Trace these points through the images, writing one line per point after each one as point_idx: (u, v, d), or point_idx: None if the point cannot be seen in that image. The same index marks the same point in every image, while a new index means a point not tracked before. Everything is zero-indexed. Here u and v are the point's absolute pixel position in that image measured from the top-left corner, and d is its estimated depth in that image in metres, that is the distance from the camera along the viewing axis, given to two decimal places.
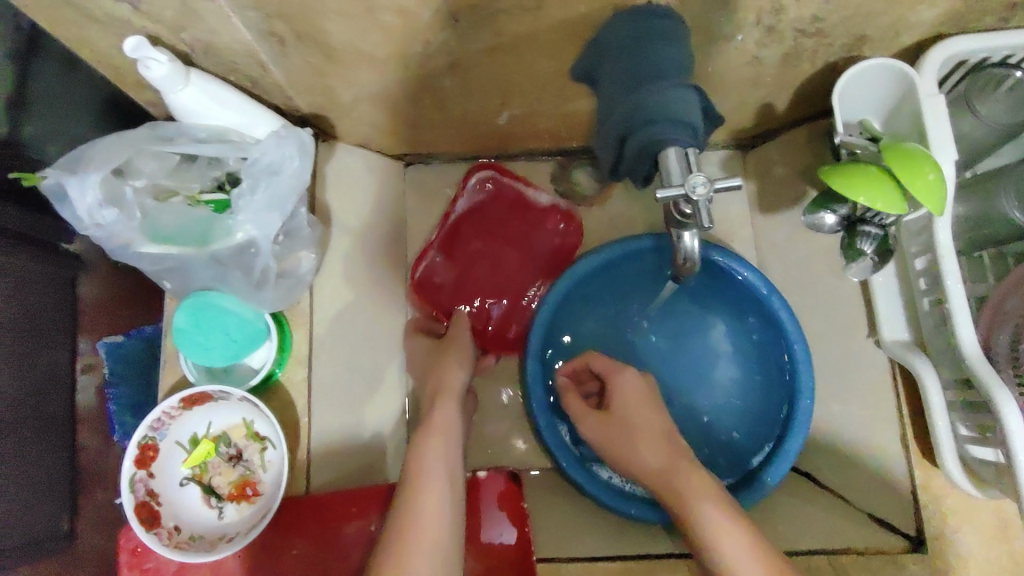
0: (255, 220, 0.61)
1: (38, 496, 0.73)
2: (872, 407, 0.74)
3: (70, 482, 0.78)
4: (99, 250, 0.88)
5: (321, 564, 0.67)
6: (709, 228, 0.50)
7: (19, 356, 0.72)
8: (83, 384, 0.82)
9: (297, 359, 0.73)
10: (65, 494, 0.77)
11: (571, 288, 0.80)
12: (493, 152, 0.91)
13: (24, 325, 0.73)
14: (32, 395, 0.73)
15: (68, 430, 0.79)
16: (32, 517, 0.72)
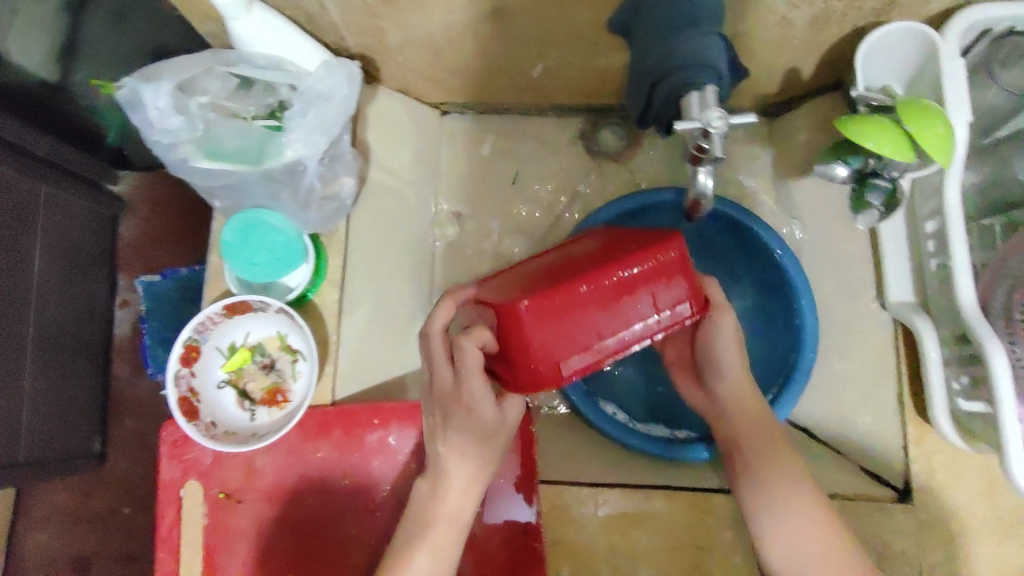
0: (304, 141, 0.66)
1: (70, 415, 1.09)
2: (874, 366, 0.77)
3: (95, 397, 1.16)
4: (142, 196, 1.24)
5: (345, 467, 0.73)
6: (720, 159, 0.53)
7: (68, 286, 1.07)
8: (119, 317, 1.21)
9: (331, 282, 0.77)
10: (92, 413, 1.15)
11: None
12: (526, 107, 0.94)
13: (70, 256, 1.07)
14: (75, 327, 1.09)
15: (102, 354, 1.18)
16: (64, 435, 1.08)
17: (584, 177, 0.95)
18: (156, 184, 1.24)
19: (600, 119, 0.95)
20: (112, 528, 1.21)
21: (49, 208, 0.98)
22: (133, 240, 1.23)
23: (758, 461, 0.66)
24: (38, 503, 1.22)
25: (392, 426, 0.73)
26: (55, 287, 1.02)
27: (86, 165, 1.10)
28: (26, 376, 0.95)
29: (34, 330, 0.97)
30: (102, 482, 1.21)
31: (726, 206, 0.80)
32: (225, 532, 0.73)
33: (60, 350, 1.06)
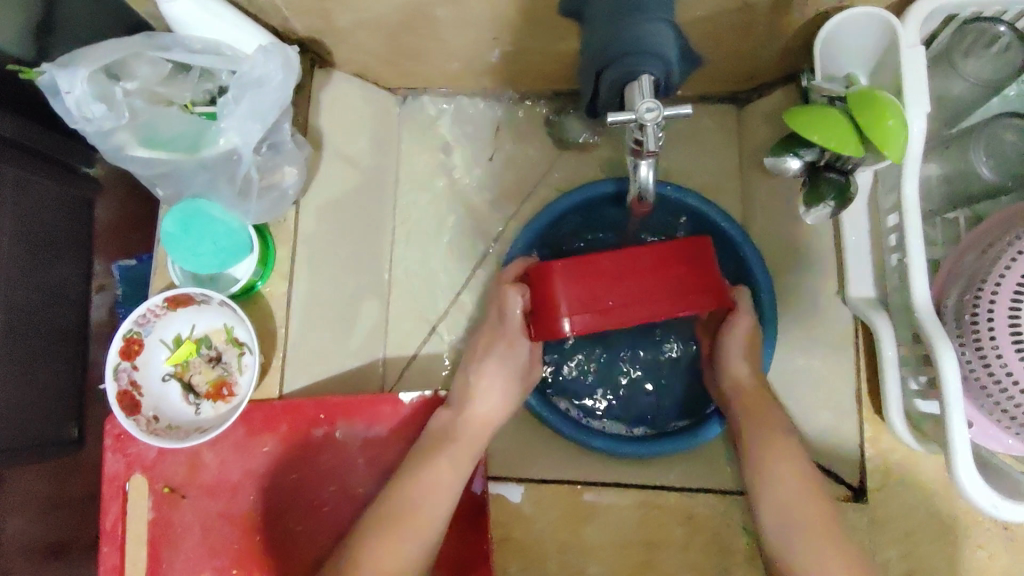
0: (238, 130, 0.63)
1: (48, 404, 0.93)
2: (834, 362, 0.75)
3: (78, 392, 0.99)
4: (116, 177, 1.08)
5: (292, 462, 0.72)
6: (657, 152, 0.52)
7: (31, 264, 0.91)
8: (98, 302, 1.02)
9: (280, 274, 0.76)
10: (72, 408, 0.98)
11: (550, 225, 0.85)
12: (488, 91, 0.91)
13: (41, 236, 0.93)
14: (49, 305, 0.94)
15: (78, 342, 0.99)
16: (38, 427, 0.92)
17: (548, 165, 0.92)
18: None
19: (566, 104, 0.92)
20: None
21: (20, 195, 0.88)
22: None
23: (751, 423, 0.70)
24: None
25: (340, 421, 0.73)
26: (28, 281, 0.92)
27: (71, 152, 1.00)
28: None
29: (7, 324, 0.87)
30: None
31: (686, 196, 0.82)
32: (170, 526, 0.72)
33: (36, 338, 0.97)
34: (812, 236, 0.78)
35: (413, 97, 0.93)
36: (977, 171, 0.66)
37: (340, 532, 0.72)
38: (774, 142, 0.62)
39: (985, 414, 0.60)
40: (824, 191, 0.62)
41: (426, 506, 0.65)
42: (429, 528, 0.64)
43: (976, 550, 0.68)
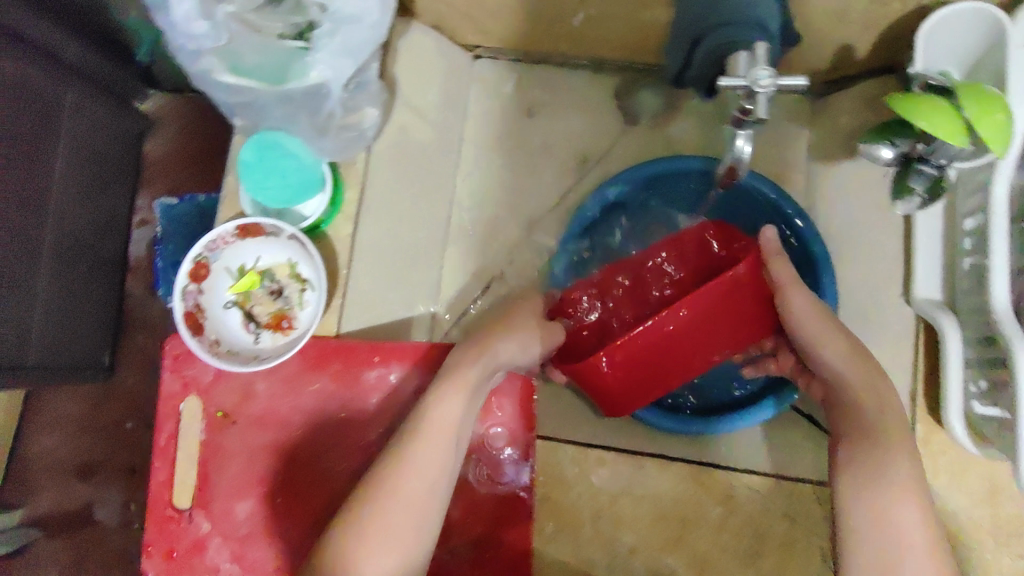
0: (329, 64, 0.64)
1: (92, 327, 1.17)
2: (889, 361, 0.74)
3: (116, 311, 1.23)
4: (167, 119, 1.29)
5: (341, 400, 0.73)
6: (764, 122, 0.51)
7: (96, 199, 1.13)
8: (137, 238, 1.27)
9: (347, 216, 0.77)
10: (108, 335, 1.22)
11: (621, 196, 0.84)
12: (561, 57, 0.91)
13: (99, 167, 1.13)
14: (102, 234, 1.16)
15: (120, 270, 1.23)
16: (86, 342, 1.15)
17: (613, 139, 0.92)
18: (184, 107, 1.29)
19: (640, 78, 0.91)
20: (118, 442, 1.24)
21: (76, 116, 1.03)
22: (160, 157, 1.28)
23: (865, 428, 0.63)
24: (50, 408, 1.25)
25: (393, 362, 0.73)
26: (74, 198, 1.06)
27: (114, 79, 1.14)
28: (43, 272, 1.00)
29: (50, 238, 1.01)
30: (113, 395, 1.25)
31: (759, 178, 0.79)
32: (218, 450, 0.73)
33: (75, 258, 1.09)
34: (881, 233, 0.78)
35: (485, 56, 0.93)
36: None
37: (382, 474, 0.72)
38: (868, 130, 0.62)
39: None
40: (914, 183, 0.62)
41: (411, 497, 0.62)
42: (417, 519, 0.62)
43: (1015, 559, 0.69)
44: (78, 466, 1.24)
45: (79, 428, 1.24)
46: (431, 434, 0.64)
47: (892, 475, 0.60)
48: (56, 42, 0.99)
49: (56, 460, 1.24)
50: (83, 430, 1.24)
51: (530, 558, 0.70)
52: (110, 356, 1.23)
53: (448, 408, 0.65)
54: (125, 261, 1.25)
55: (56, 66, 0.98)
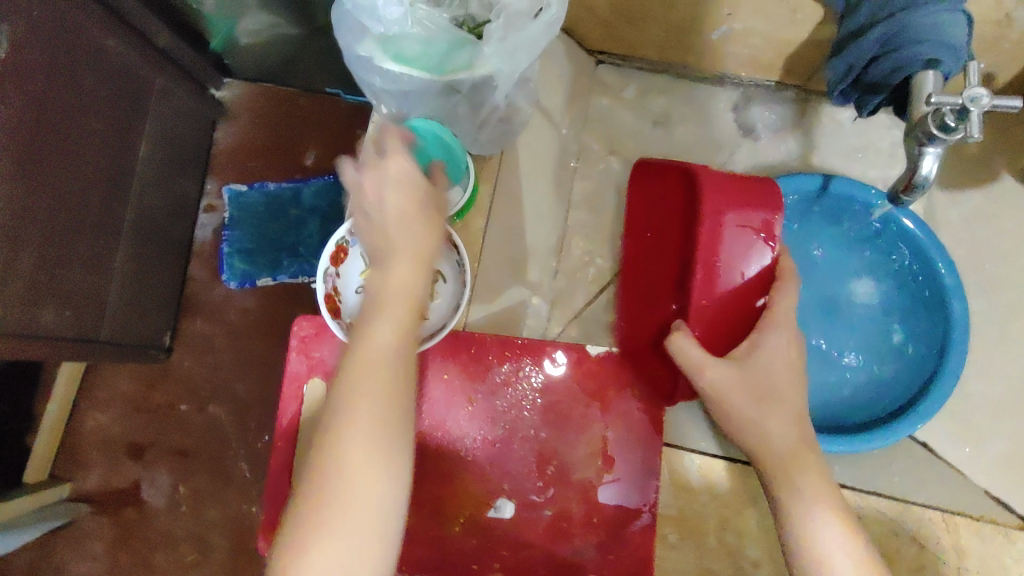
0: (500, 57, 0.64)
1: (156, 309, 1.17)
2: (1016, 390, 0.76)
3: (177, 293, 1.23)
4: (241, 105, 1.29)
5: (468, 392, 0.73)
6: (973, 140, 0.50)
7: (170, 186, 1.14)
8: (205, 221, 1.26)
9: (479, 209, 0.76)
10: (167, 317, 1.21)
11: None
12: (686, 67, 0.91)
13: (174, 153, 1.14)
14: (172, 217, 1.17)
15: (184, 253, 1.23)
16: (148, 326, 1.16)
17: (730, 152, 0.92)
18: (259, 97, 1.30)
19: (762, 95, 0.92)
20: (171, 424, 1.23)
21: (161, 100, 1.06)
22: (234, 145, 1.29)
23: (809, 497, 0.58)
24: (106, 383, 1.25)
25: (523, 359, 0.73)
26: (153, 179, 1.08)
27: (197, 67, 1.17)
28: (120, 250, 1.01)
29: (130, 219, 1.03)
30: (170, 376, 1.24)
31: (904, 213, 0.77)
32: None
33: (151, 241, 1.11)
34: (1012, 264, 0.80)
35: (608, 62, 0.94)
36: None
37: (506, 471, 0.72)
38: None
39: None
40: None
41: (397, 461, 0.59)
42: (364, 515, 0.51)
43: None
44: (129, 444, 1.23)
45: (133, 407, 1.23)
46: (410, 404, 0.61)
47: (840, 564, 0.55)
48: (150, 28, 0.99)
49: (107, 436, 1.23)
50: (137, 408, 1.24)
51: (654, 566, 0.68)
52: (167, 339, 1.22)
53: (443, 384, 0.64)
54: (191, 246, 1.25)
55: (151, 50, 1.00)
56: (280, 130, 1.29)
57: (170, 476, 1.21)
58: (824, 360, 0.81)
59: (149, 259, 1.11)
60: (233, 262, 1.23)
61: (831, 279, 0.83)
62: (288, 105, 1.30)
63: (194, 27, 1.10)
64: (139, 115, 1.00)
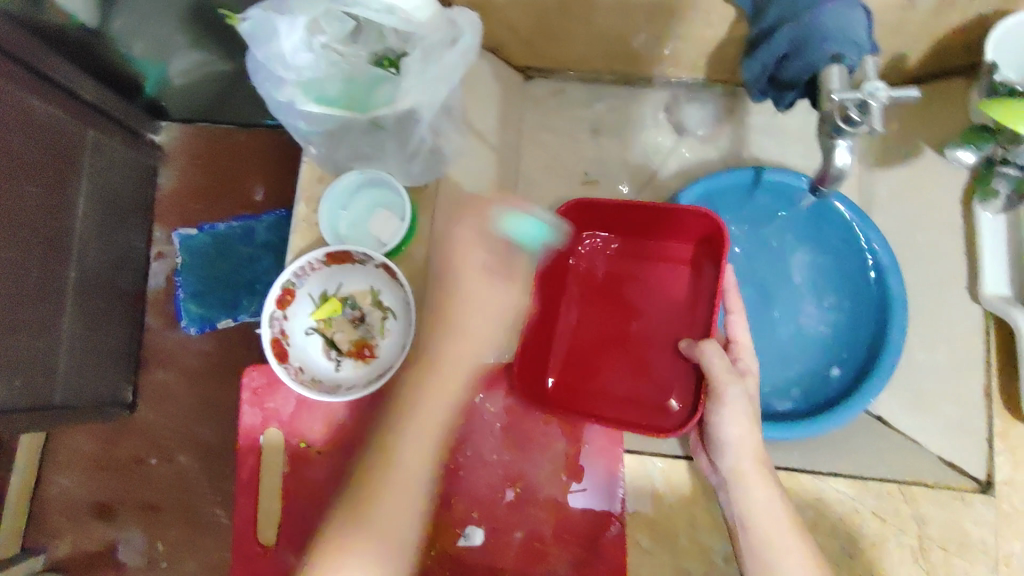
0: (419, 90, 0.64)
1: (113, 365, 1.13)
2: (961, 357, 0.77)
3: (134, 347, 1.19)
4: (179, 148, 1.26)
5: (429, 424, 0.73)
6: (879, 131, 0.52)
7: (112, 238, 1.10)
8: (155, 270, 1.23)
9: (422, 239, 0.76)
10: (125, 371, 1.18)
11: (701, 197, 0.83)
12: (613, 75, 0.92)
13: (115, 205, 1.10)
14: (119, 269, 1.13)
15: (138, 302, 1.20)
16: (106, 384, 1.12)
17: (667, 151, 0.93)
18: (196, 137, 1.26)
19: (690, 92, 0.93)
20: (137, 479, 1.19)
21: (95, 152, 1.01)
22: (176, 191, 1.25)
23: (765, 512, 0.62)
24: (68, 447, 1.21)
25: (479, 384, 0.73)
26: (95, 234, 1.04)
27: (128, 115, 1.15)
28: (66, 314, 0.97)
29: (75, 277, 0.99)
30: (131, 433, 1.20)
31: (836, 195, 0.80)
32: (305, 480, 0.73)
33: (100, 298, 1.07)
34: (944, 232, 0.81)
35: (537, 76, 0.94)
36: None
37: (477, 497, 0.72)
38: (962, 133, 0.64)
39: None
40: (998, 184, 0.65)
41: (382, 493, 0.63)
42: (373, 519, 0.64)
43: None
44: (95, 505, 1.19)
45: (97, 466, 1.20)
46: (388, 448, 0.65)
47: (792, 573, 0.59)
48: (75, 81, 0.98)
49: (73, 501, 1.19)
50: (100, 468, 1.20)
51: (626, 574, 0.70)
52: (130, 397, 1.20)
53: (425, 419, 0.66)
54: (144, 296, 1.22)
55: (73, 103, 0.96)
56: (220, 168, 1.26)
57: (143, 534, 1.19)
58: (785, 344, 0.83)
59: (102, 314, 1.08)
60: (189, 307, 1.19)
61: (765, 261, 0.85)
62: (224, 143, 1.26)
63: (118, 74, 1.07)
64: (78, 170, 0.96)
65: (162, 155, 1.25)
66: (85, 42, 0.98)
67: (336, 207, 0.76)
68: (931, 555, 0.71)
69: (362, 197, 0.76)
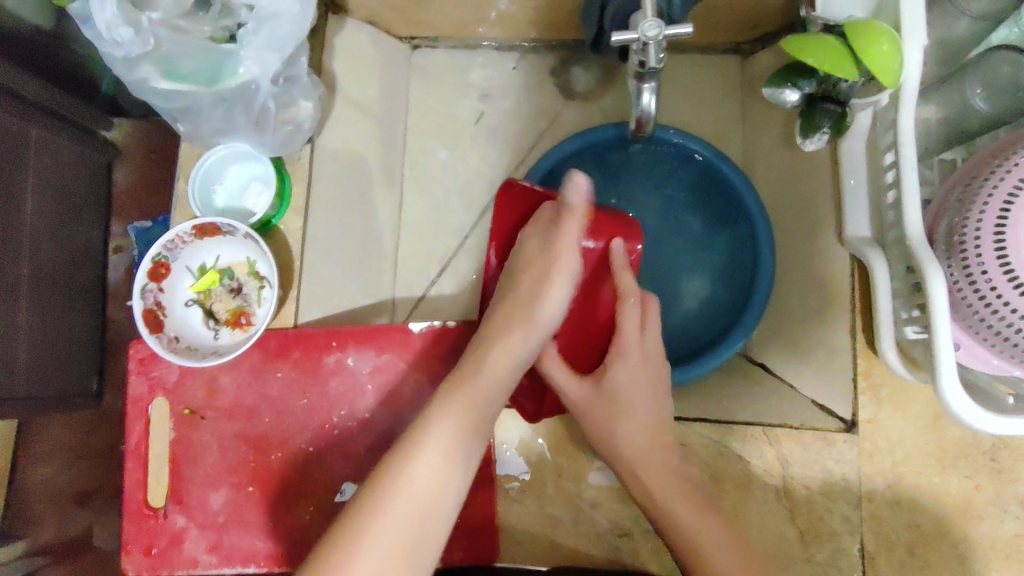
0: (257, 59, 0.66)
1: (74, 359, 1.17)
2: (829, 300, 0.77)
3: (99, 340, 1.23)
4: (134, 143, 1.28)
5: (304, 386, 0.75)
6: (660, 68, 0.55)
7: (67, 233, 1.14)
8: (114, 262, 1.26)
9: (295, 210, 0.78)
10: (93, 363, 1.22)
11: (582, 149, 0.88)
12: (497, 39, 0.94)
13: (69, 203, 1.14)
14: (76, 266, 1.17)
15: (99, 296, 1.23)
16: (69, 377, 1.16)
17: (555, 112, 0.95)
18: (150, 131, 1.29)
19: (573, 55, 0.94)
20: (115, 466, 1.24)
21: (41, 149, 1.03)
22: (130, 184, 1.28)
23: (661, 479, 0.67)
24: (43, 437, 1.25)
25: (350, 347, 0.76)
26: (47, 228, 1.07)
27: (81, 112, 1.15)
28: (22, 303, 1.00)
29: (26, 273, 1.02)
30: (106, 422, 1.26)
31: (695, 141, 0.84)
32: (189, 446, 0.76)
33: (56, 290, 1.10)
34: (808, 173, 0.80)
35: (423, 47, 0.97)
36: (971, 106, 0.67)
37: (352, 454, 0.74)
38: (774, 74, 0.70)
39: (973, 336, 0.59)
40: (820, 119, 0.68)
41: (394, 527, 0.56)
42: (418, 530, 0.56)
43: (962, 480, 0.69)
44: (75, 493, 1.24)
45: (73, 456, 1.25)
46: (417, 474, 0.58)
47: (701, 533, 0.64)
48: (15, 80, 0.98)
49: (53, 488, 1.23)
50: (78, 457, 1.25)
51: (499, 522, 0.72)
52: (97, 387, 1.23)
53: (440, 438, 0.60)
54: (106, 287, 1.25)
55: (17, 103, 0.97)
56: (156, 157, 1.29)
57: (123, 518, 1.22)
58: (670, 294, 0.86)
59: (60, 308, 1.12)
60: None
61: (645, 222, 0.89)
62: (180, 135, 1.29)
63: (72, 73, 1.09)
64: (23, 168, 0.99)
65: (125, 151, 1.28)
66: (27, 38, 0.98)
67: (209, 186, 0.79)
68: (796, 495, 0.71)
69: (233, 174, 0.80)
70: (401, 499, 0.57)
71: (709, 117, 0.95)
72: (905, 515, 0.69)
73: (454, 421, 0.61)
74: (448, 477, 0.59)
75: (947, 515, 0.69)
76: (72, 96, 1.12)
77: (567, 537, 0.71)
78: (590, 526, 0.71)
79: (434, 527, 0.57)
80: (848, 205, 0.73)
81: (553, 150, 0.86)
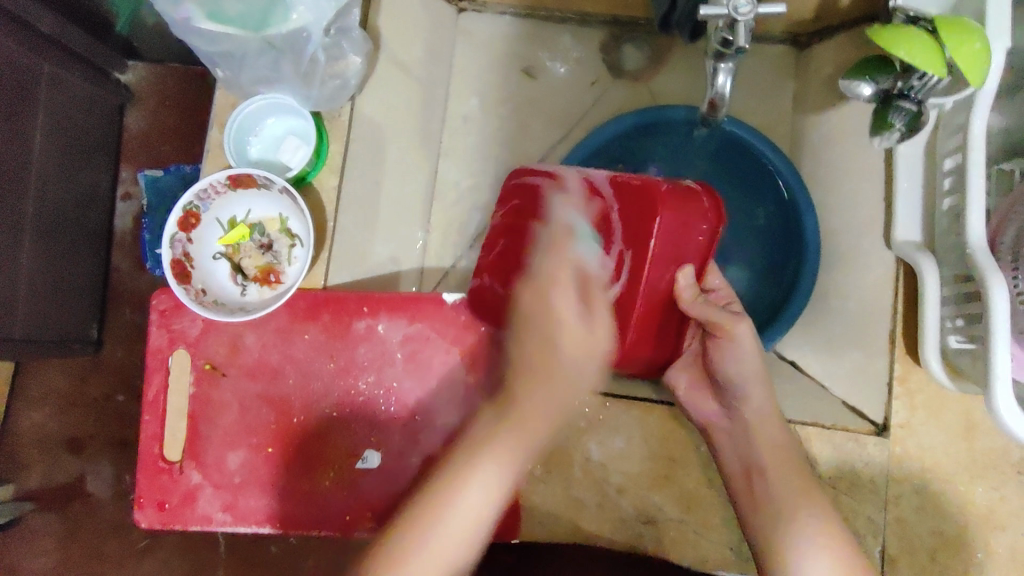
0: (312, 5, 0.65)
1: (75, 305, 1.14)
2: (868, 302, 0.76)
3: (102, 286, 1.21)
4: (149, 89, 1.24)
5: (332, 350, 0.73)
6: (746, 49, 0.54)
7: (76, 177, 1.10)
8: (122, 208, 1.22)
9: (332, 168, 0.75)
10: (94, 311, 1.19)
11: (635, 127, 0.86)
12: (546, 8, 0.91)
13: (79, 148, 1.10)
14: (84, 210, 1.13)
15: (104, 241, 1.20)
16: (70, 324, 1.13)
17: (600, 88, 0.93)
18: (165, 79, 1.24)
19: (626, 32, 0.92)
20: (109, 416, 1.21)
21: (51, 87, 0.98)
22: (144, 128, 1.24)
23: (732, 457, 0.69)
24: (39, 382, 1.22)
25: (381, 314, 0.73)
26: (56, 170, 1.03)
27: (96, 49, 1.10)
28: (26, 244, 0.97)
29: (32, 214, 0.98)
30: (101, 369, 1.22)
31: (753, 135, 0.82)
32: (209, 402, 0.74)
33: (60, 234, 1.07)
34: (855, 171, 0.79)
35: (469, 10, 0.94)
36: None
37: (376, 422, 0.73)
38: (853, 65, 0.67)
39: None
40: (893, 116, 0.65)
41: (442, 546, 0.57)
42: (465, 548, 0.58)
43: (988, 493, 0.69)
44: (68, 440, 1.21)
45: (67, 401, 1.21)
46: (456, 513, 0.58)
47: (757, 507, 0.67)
48: (35, 16, 0.94)
49: (46, 434, 1.21)
50: (72, 403, 1.21)
51: (521, 501, 0.71)
52: (97, 333, 1.21)
53: (491, 461, 0.60)
54: (111, 234, 1.22)
55: (32, 37, 0.93)
56: (169, 105, 1.25)
57: (114, 468, 1.20)
58: None
59: (65, 253, 1.09)
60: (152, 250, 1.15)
61: None
62: (200, 83, 1.25)
63: (96, 11, 1.04)
64: (32, 109, 0.94)
65: (142, 95, 1.24)
66: None
67: (244, 136, 0.76)
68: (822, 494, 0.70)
69: (269, 126, 0.77)
70: (455, 524, 0.58)
71: (755, 107, 0.93)
72: (928, 523, 0.69)
73: (499, 448, 0.60)
74: (473, 493, 0.59)
75: (969, 525, 0.69)
76: (92, 35, 1.08)
77: (589, 521, 0.70)
78: (614, 511, 0.70)
79: (475, 543, 0.59)
80: (899, 208, 0.72)
81: (610, 124, 0.84)
